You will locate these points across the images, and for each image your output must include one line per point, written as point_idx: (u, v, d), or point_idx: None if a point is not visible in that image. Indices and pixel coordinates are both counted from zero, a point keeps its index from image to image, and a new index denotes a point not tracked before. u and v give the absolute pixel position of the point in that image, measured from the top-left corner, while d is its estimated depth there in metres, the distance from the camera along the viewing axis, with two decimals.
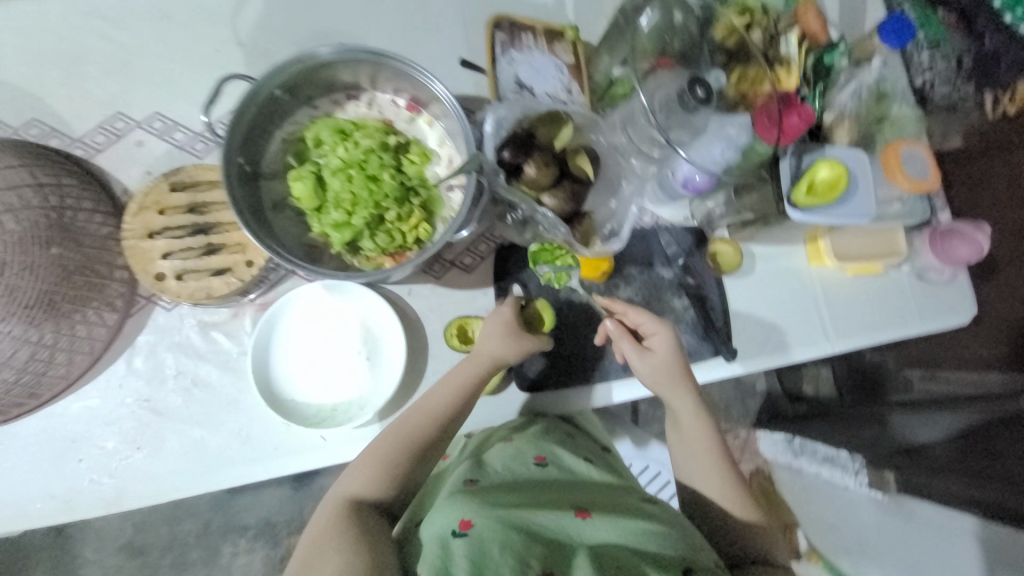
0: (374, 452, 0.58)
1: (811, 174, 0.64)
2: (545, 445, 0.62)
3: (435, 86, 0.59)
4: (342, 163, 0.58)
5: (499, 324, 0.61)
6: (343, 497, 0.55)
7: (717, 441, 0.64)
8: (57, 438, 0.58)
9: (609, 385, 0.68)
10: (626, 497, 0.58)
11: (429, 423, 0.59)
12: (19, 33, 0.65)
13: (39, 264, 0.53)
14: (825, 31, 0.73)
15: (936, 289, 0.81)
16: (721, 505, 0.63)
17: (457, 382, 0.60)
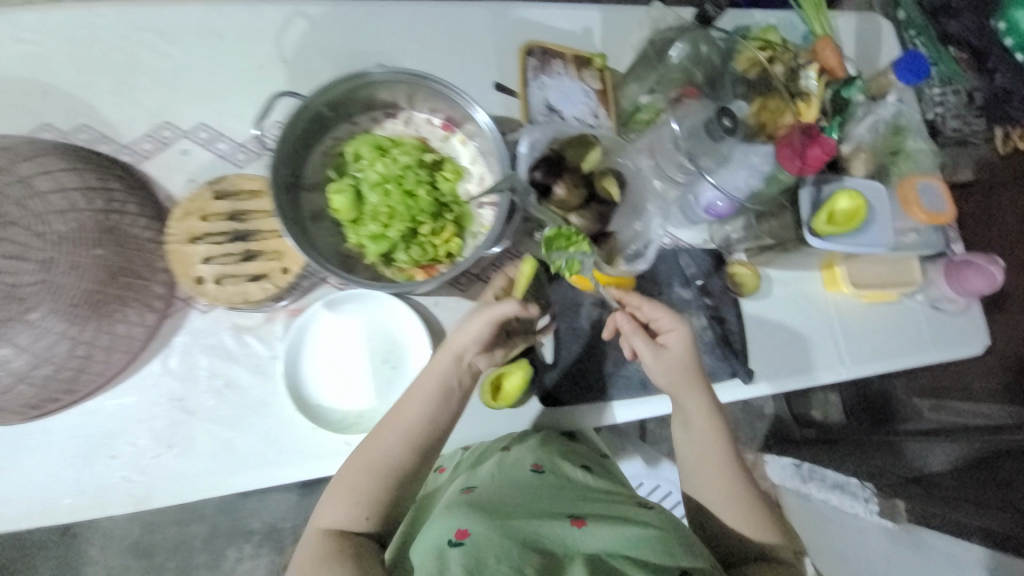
0: (350, 482, 0.56)
1: (832, 204, 0.67)
2: (542, 454, 0.62)
3: (476, 112, 0.61)
4: (382, 178, 0.60)
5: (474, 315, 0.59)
6: (325, 529, 0.54)
7: (721, 445, 0.62)
8: (90, 434, 0.59)
9: (614, 404, 0.69)
10: (623, 504, 0.58)
11: (405, 436, 0.58)
12: (76, 43, 0.68)
13: (83, 265, 0.55)
14: (842, 65, 0.74)
15: (950, 319, 0.82)
16: (729, 510, 0.61)
17: (432, 387, 0.59)
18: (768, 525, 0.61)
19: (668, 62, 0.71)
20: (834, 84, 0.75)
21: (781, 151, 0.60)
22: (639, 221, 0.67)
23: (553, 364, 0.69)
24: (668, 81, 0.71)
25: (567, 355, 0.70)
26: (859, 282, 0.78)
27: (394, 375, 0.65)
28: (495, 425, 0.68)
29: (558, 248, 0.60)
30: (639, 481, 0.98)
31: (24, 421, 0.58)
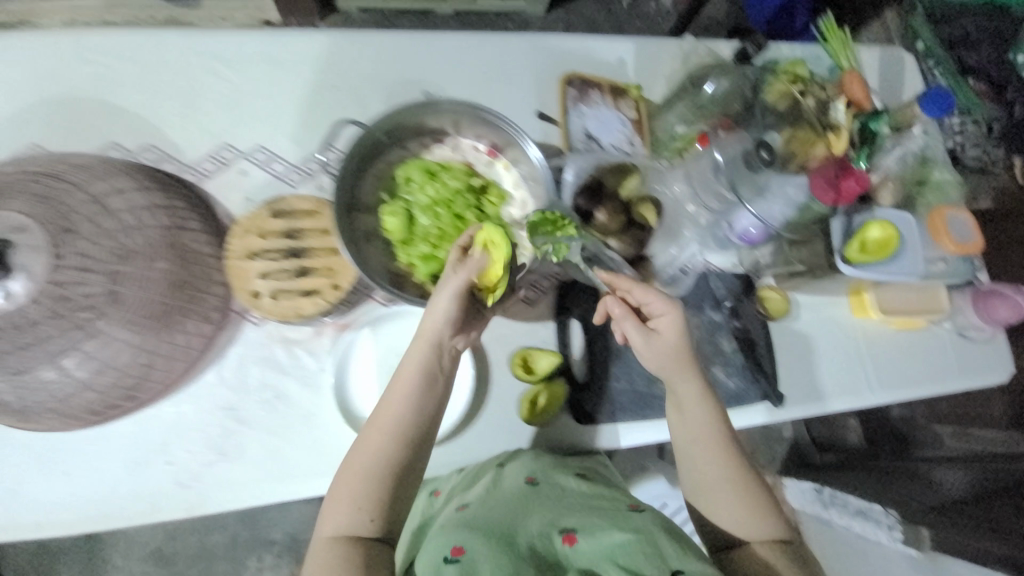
0: (348, 488, 0.55)
1: (863, 234, 0.70)
2: (537, 468, 0.63)
3: (529, 147, 0.66)
4: (435, 203, 0.64)
5: (438, 296, 0.57)
6: (332, 538, 0.53)
7: (723, 441, 0.60)
8: (148, 441, 0.62)
9: (616, 428, 0.70)
10: (615, 509, 0.57)
11: (390, 432, 0.56)
12: (142, 66, 0.71)
13: (146, 278, 0.58)
14: (869, 98, 0.78)
15: (977, 347, 0.83)
16: (739, 500, 0.59)
17: (412, 377, 0.57)
18: (775, 518, 0.60)
19: (703, 95, 0.75)
20: (861, 116, 0.77)
21: (814, 182, 0.63)
22: (674, 246, 0.70)
23: (588, 384, 0.71)
24: (703, 113, 0.74)
25: (601, 374, 0.71)
26: (886, 308, 0.80)
27: None
28: (531, 441, 0.70)
29: (543, 232, 0.61)
30: (662, 502, 0.99)
31: (87, 427, 0.60)
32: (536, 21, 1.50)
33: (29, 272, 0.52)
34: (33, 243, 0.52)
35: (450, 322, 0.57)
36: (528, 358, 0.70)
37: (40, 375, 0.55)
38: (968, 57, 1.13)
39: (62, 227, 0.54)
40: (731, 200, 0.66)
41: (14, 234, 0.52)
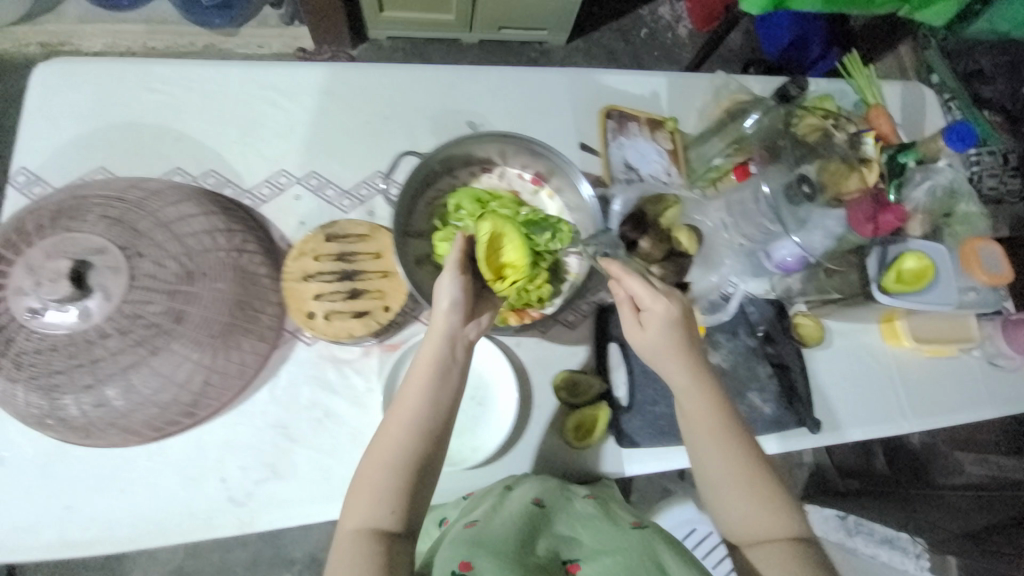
0: (369, 481, 0.54)
1: (898, 265, 0.73)
2: (545, 493, 0.63)
3: (583, 185, 0.69)
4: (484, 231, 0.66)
5: (446, 289, 0.58)
6: (355, 532, 0.52)
7: (730, 434, 0.58)
8: (202, 457, 0.63)
9: (634, 451, 0.71)
10: (618, 529, 0.58)
11: (408, 423, 0.55)
12: (205, 96, 0.76)
13: (203, 296, 0.59)
14: (895, 133, 0.85)
15: (1009, 376, 0.84)
16: (756, 501, 0.56)
17: (427, 367, 0.57)
18: (791, 515, 0.56)
19: (743, 129, 0.76)
20: (889, 150, 0.83)
21: (853, 216, 0.65)
22: (715, 274, 0.73)
23: (629, 408, 0.71)
24: (738, 147, 0.77)
25: (642, 398, 0.72)
26: (917, 336, 0.82)
27: (480, 411, 0.70)
28: (572, 462, 0.70)
29: (540, 227, 0.67)
30: (692, 527, 0.96)
31: (145, 442, 0.62)
32: (557, 50, 1.53)
33: (106, 292, 0.54)
34: (110, 264, 0.54)
35: (460, 314, 0.58)
36: (572, 380, 0.71)
37: (106, 393, 0.56)
38: (982, 90, 1.15)
39: (134, 250, 0.56)
40: (777, 230, 0.69)
41: (93, 255, 0.54)
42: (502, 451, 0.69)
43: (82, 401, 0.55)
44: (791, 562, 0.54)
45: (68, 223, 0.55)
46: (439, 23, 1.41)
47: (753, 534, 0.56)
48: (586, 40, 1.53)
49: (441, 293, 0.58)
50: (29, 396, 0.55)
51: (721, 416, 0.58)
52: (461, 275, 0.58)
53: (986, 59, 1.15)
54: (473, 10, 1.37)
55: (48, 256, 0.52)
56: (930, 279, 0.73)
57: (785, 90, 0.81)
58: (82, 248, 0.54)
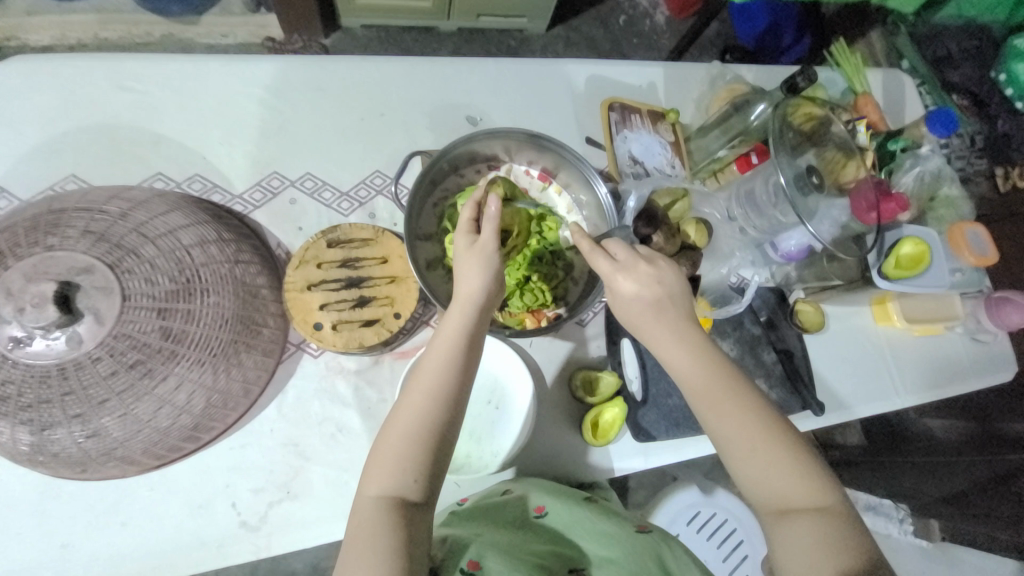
0: (390, 446, 0.51)
1: (896, 250, 0.77)
2: (544, 495, 0.63)
3: (601, 189, 0.68)
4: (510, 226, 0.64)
5: (475, 256, 0.55)
6: (377, 499, 0.49)
7: (740, 396, 0.55)
8: (209, 481, 0.60)
9: (649, 444, 0.71)
10: (624, 531, 0.60)
11: (434, 391, 0.52)
12: (185, 95, 0.71)
13: (200, 313, 0.54)
14: (884, 120, 0.86)
15: (989, 350, 0.88)
16: (790, 471, 0.53)
17: (454, 336, 0.54)
18: (815, 481, 0.53)
19: (748, 121, 0.75)
20: (880, 136, 0.85)
21: (857, 206, 0.68)
22: (725, 267, 0.73)
23: (643, 402, 0.72)
24: (743, 139, 0.76)
25: (655, 391, 0.72)
26: (909, 316, 0.84)
27: (498, 414, 0.68)
28: (590, 459, 0.70)
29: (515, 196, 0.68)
30: (697, 510, 0.98)
31: (148, 470, 0.58)
32: (538, 37, 1.49)
33: (97, 315, 0.49)
34: (99, 285, 0.49)
35: (492, 285, 0.55)
36: (590, 378, 0.71)
37: (104, 423, 0.51)
38: (950, 74, 1.18)
39: (124, 268, 0.51)
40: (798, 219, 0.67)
41: (79, 275, 0.49)
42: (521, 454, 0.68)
43: (74, 433, 0.51)
44: (814, 532, 0.50)
45: (47, 241, 0.50)
46: (415, 10, 1.35)
47: (775, 502, 0.53)
48: (566, 27, 1.50)
49: (471, 260, 0.55)
50: (16, 432, 0.50)
51: (730, 380, 0.55)
52: (496, 247, 0.56)
53: (953, 44, 1.17)
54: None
55: (29, 278, 0.47)
56: (926, 262, 0.77)
57: (793, 80, 0.73)
58: (67, 268, 0.49)
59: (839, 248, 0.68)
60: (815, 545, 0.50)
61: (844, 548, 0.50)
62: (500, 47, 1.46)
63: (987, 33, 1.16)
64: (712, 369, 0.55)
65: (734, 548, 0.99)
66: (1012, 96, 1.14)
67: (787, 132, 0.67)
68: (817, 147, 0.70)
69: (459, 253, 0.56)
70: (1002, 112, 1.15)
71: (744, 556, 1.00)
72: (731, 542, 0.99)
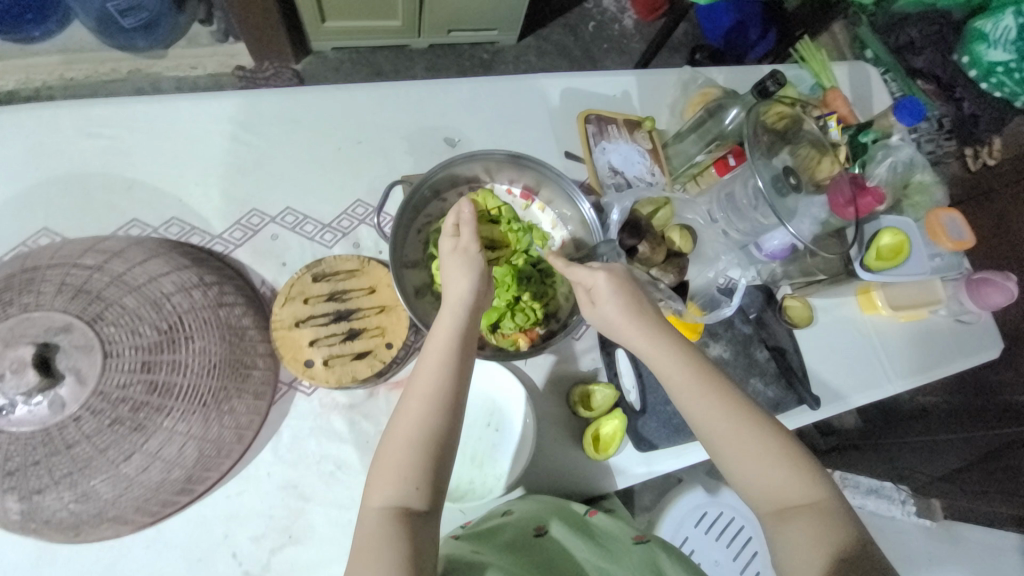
0: (390, 457, 0.50)
1: (877, 242, 0.78)
2: (544, 514, 0.62)
3: (583, 205, 0.68)
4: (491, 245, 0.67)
5: (461, 260, 0.56)
6: (381, 511, 0.48)
7: (724, 392, 0.55)
8: (209, 532, 0.59)
9: (652, 453, 0.71)
10: (623, 546, 0.60)
11: (429, 397, 0.51)
12: (156, 137, 0.70)
13: (186, 361, 0.53)
14: (853, 114, 0.88)
15: (973, 330, 0.89)
16: (786, 466, 0.53)
17: (446, 341, 0.54)
18: (811, 475, 0.53)
19: (723, 125, 0.75)
20: (851, 129, 0.85)
21: (834, 201, 0.69)
22: (711, 270, 0.74)
23: (642, 411, 0.71)
24: (719, 143, 0.75)
25: (653, 399, 0.72)
26: (893, 303, 0.85)
27: (498, 436, 0.68)
28: (592, 474, 0.70)
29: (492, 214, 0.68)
30: (703, 511, 0.99)
31: (145, 526, 0.57)
32: (509, 49, 1.49)
33: (78, 375, 0.47)
34: (79, 343, 0.48)
35: (479, 286, 0.56)
36: (588, 394, 0.71)
37: (93, 485, 0.50)
38: (914, 60, 1.19)
39: (104, 323, 0.49)
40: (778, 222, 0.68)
41: (57, 335, 0.48)
42: (524, 474, 0.67)
43: (64, 497, 0.49)
44: (812, 528, 0.50)
45: (23, 301, 0.49)
46: (386, 30, 1.35)
47: (770, 498, 0.53)
48: (536, 37, 1.51)
49: (457, 262, 0.56)
50: (5, 502, 0.49)
51: (723, 378, 0.56)
52: (480, 249, 0.57)
53: (914, 31, 1.18)
54: (420, 14, 1.31)
55: (6, 344, 0.46)
56: (906, 253, 0.79)
57: (764, 86, 0.69)
58: (44, 329, 0.47)
59: (820, 245, 0.69)
60: (815, 541, 0.49)
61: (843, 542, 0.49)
62: (472, 60, 1.47)
63: (946, 18, 1.16)
64: (695, 366, 0.56)
65: (742, 544, 0.99)
66: (977, 77, 1.12)
67: (760, 136, 0.67)
68: (791, 145, 0.71)
69: (444, 258, 0.57)
70: (969, 94, 1.15)
71: (754, 552, 1.00)
72: (739, 540, 1.00)
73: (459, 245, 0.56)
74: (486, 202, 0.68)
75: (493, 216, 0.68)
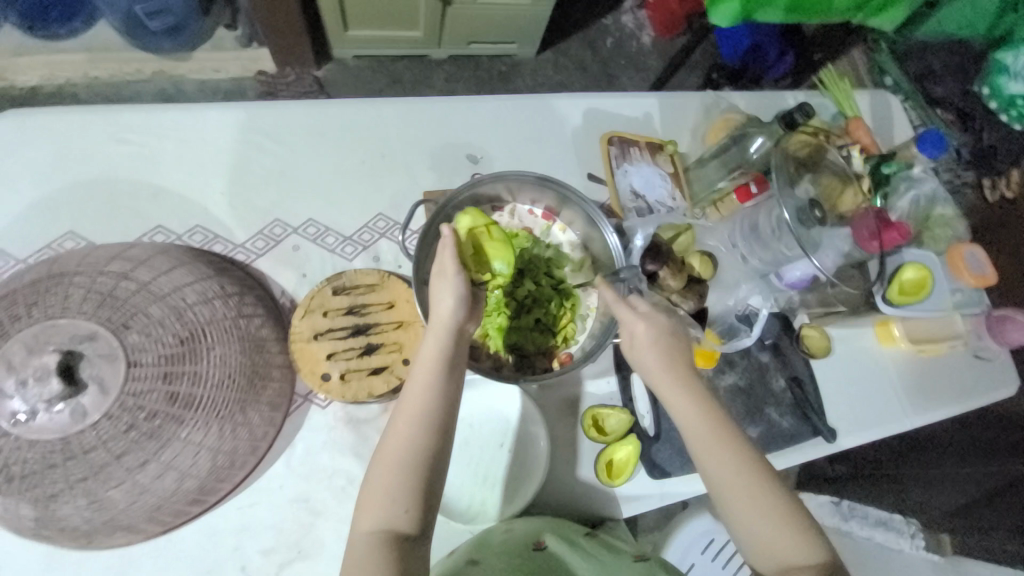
0: (381, 482, 0.49)
1: (900, 277, 0.80)
2: (545, 530, 0.61)
3: (607, 232, 0.68)
4: (479, 267, 0.61)
5: (439, 280, 0.56)
6: (372, 534, 0.48)
7: (734, 439, 0.54)
8: (219, 544, 0.59)
9: (664, 479, 0.70)
10: (621, 562, 0.58)
11: (417, 424, 0.51)
12: (184, 144, 0.71)
13: (204, 374, 0.52)
14: (875, 145, 0.87)
15: (996, 367, 0.87)
16: (781, 522, 0.52)
17: (432, 364, 0.53)
18: (807, 533, 0.52)
19: (747, 154, 0.76)
20: (873, 159, 0.83)
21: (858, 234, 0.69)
22: (731, 297, 0.74)
23: (656, 437, 0.71)
24: (742, 170, 0.76)
25: (667, 426, 0.71)
26: (912, 336, 0.82)
27: (511, 458, 0.67)
28: (603, 500, 0.69)
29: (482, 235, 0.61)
30: (710, 538, 0.95)
31: (155, 536, 0.57)
32: (529, 62, 1.49)
33: (101, 384, 0.47)
34: (103, 351, 0.48)
35: (462, 306, 0.55)
36: (599, 418, 0.70)
37: (108, 495, 0.49)
38: (933, 89, 1.13)
39: (128, 332, 0.49)
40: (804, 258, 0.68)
41: (82, 342, 0.48)
42: (534, 496, 0.67)
43: (79, 505, 0.49)
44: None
45: (50, 307, 0.49)
46: (407, 40, 1.35)
47: (768, 556, 0.51)
48: (555, 52, 1.51)
49: (441, 285, 0.56)
50: (19, 508, 0.49)
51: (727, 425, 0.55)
52: (459, 271, 0.56)
53: (936, 59, 1.13)
54: (442, 25, 1.32)
55: (31, 350, 0.46)
56: (928, 288, 0.80)
57: (791, 117, 0.70)
58: (70, 336, 0.48)
59: (841, 278, 0.69)
60: None
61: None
62: (491, 72, 1.47)
63: (966, 49, 1.14)
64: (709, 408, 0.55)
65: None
66: (997, 108, 1.12)
67: (787, 164, 0.67)
68: (814, 173, 0.71)
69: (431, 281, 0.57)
70: (987, 125, 1.13)
71: None
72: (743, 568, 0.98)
73: (440, 267, 0.56)
74: (474, 220, 0.61)
75: (483, 234, 0.61)
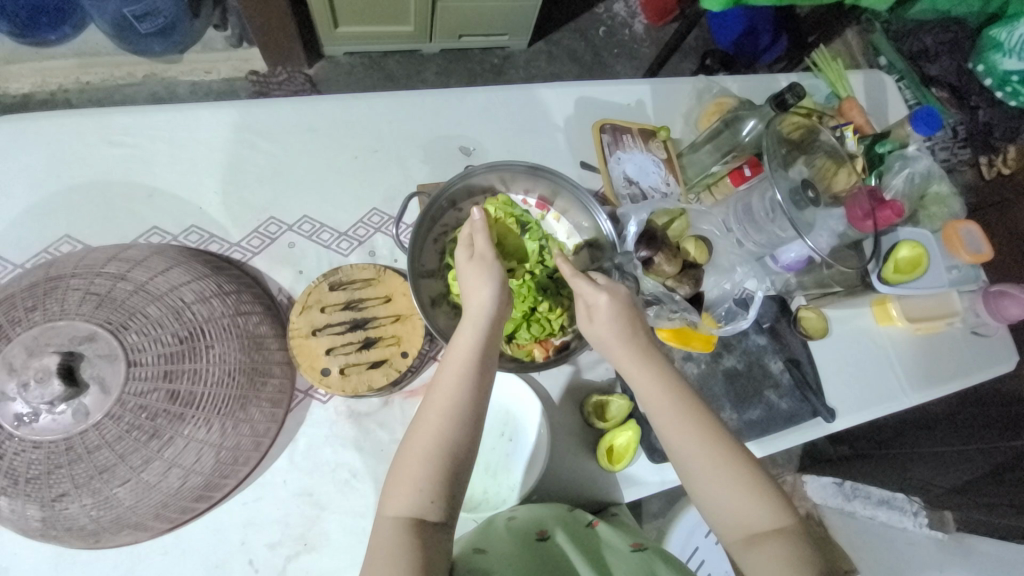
0: (409, 469, 0.50)
1: (895, 255, 0.80)
2: (548, 519, 0.60)
3: (601, 219, 0.69)
4: (508, 257, 0.68)
5: (477, 270, 0.56)
6: (396, 520, 0.48)
7: (702, 411, 0.54)
8: (226, 539, 0.60)
9: (665, 465, 0.70)
10: (619, 553, 0.58)
11: (446, 414, 0.51)
12: (176, 145, 0.71)
13: (208, 371, 0.53)
14: (870, 124, 0.86)
15: (992, 342, 0.87)
16: (747, 490, 0.52)
17: (466, 356, 0.53)
18: (778, 501, 0.52)
19: (740, 136, 0.75)
20: (867, 139, 0.85)
21: (852, 215, 0.69)
22: (727, 281, 0.74)
23: None
24: (735, 153, 0.76)
25: None
26: (909, 315, 0.82)
27: (512, 446, 0.68)
28: (604, 485, 0.70)
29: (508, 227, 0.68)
30: None
31: (162, 533, 0.58)
32: (520, 54, 1.49)
33: (102, 384, 0.48)
34: (103, 352, 0.48)
35: (500, 295, 0.56)
36: (602, 404, 0.71)
37: (114, 493, 0.50)
38: (929, 68, 1.13)
39: (126, 332, 0.50)
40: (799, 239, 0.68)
41: (82, 344, 0.48)
42: (536, 484, 0.67)
43: (85, 505, 0.50)
44: (779, 555, 0.48)
45: (48, 310, 0.50)
46: (398, 35, 1.34)
47: (736, 525, 0.51)
48: (547, 42, 1.50)
49: (477, 272, 0.56)
50: (26, 509, 0.50)
51: (691, 397, 0.55)
52: (496, 257, 0.57)
53: (929, 37, 1.12)
54: (432, 19, 1.31)
55: (31, 353, 0.47)
56: (924, 265, 0.80)
57: (781, 99, 0.67)
58: (69, 338, 0.48)
59: (837, 258, 0.69)
60: (784, 566, 0.48)
61: (810, 570, 0.48)
62: (484, 65, 1.47)
63: (961, 26, 1.12)
64: (672, 383, 0.55)
65: None
66: (992, 86, 1.09)
67: (779, 148, 0.67)
68: (807, 155, 0.70)
69: (460, 269, 0.57)
70: (983, 103, 1.11)
71: None
72: None
73: (475, 254, 0.57)
74: (500, 211, 0.68)
75: (504, 223, 0.67)
